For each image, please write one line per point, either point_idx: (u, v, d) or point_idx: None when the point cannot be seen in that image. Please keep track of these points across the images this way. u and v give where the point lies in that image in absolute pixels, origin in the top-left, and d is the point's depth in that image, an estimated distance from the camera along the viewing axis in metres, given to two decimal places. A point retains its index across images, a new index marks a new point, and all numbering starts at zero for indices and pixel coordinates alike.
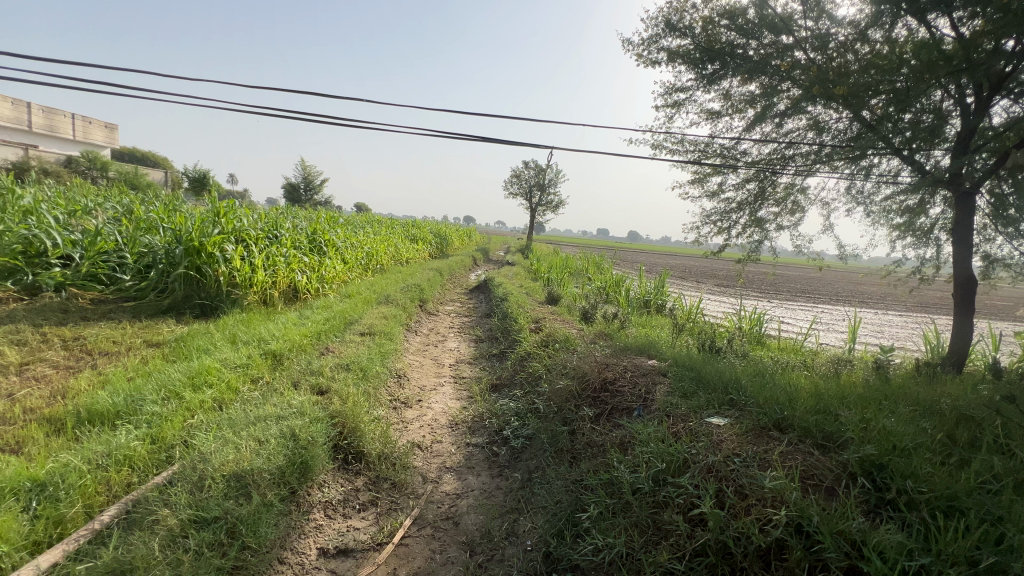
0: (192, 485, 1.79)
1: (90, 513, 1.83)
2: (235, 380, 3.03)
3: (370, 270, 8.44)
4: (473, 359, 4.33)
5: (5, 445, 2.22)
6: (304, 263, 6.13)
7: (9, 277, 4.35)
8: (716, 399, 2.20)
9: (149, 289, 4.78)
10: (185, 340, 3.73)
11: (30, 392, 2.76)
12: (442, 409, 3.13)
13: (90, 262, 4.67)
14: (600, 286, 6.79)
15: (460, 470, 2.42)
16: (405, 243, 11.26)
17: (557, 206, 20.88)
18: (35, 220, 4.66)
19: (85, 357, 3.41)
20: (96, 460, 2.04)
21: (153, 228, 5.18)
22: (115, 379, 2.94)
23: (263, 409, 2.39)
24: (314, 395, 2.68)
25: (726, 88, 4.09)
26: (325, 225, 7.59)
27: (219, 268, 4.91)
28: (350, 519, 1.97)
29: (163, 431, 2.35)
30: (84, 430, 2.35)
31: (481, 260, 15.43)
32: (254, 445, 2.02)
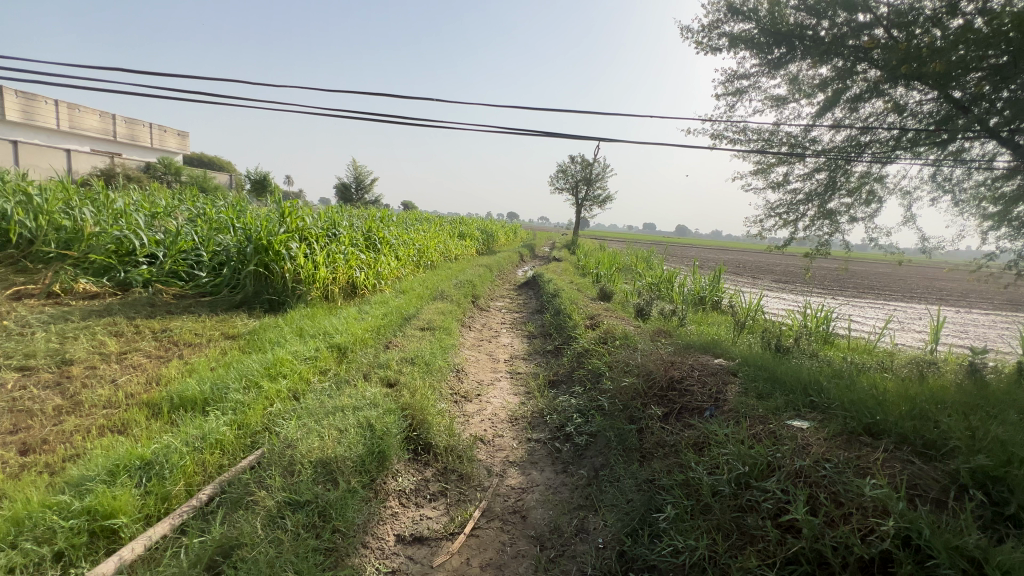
0: (283, 470, 1.91)
1: (190, 490, 1.98)
2: (306, 372, 3.19)
3: (421, 266, 8.61)
4: (527, 356, 4.32)
5: (113, 426, 2.45)
6: (362, 260, 6.33)
7: (105, 274, 4.84)
8: (795, 401, 2.10)
9: (223, 285, 5.12)
10: (257, 333, 3.96)
11: (130, 379, 3.04)
12: (501, 404, 3.16)
13: (172, 260, 5.08)
14: (653, 282, 6.61)
15: (524, 465, 2.43)
16: (455, 240, 11.44)
17: (605, 201, 20.63)
18: (126, 223, 5.12)
19: (173, 347, 3.70)
20: (193, 442, 2.22)
21: (225, 228, 5.54)
22: (201, 369, 3.17)
23: (339, 399, 2.51)
24: (384, 387, 2.78)
25: (794, 73, 3.87)
26: (380, 224, 7.84)
27: (285, 265, 5.17)
28: (422, 508, 2.03)
29: (247, 418, 2.51)
30: (177, 414, 2.56)
31: (528, 255, 15.43)
32: (335, 434, 2.13)
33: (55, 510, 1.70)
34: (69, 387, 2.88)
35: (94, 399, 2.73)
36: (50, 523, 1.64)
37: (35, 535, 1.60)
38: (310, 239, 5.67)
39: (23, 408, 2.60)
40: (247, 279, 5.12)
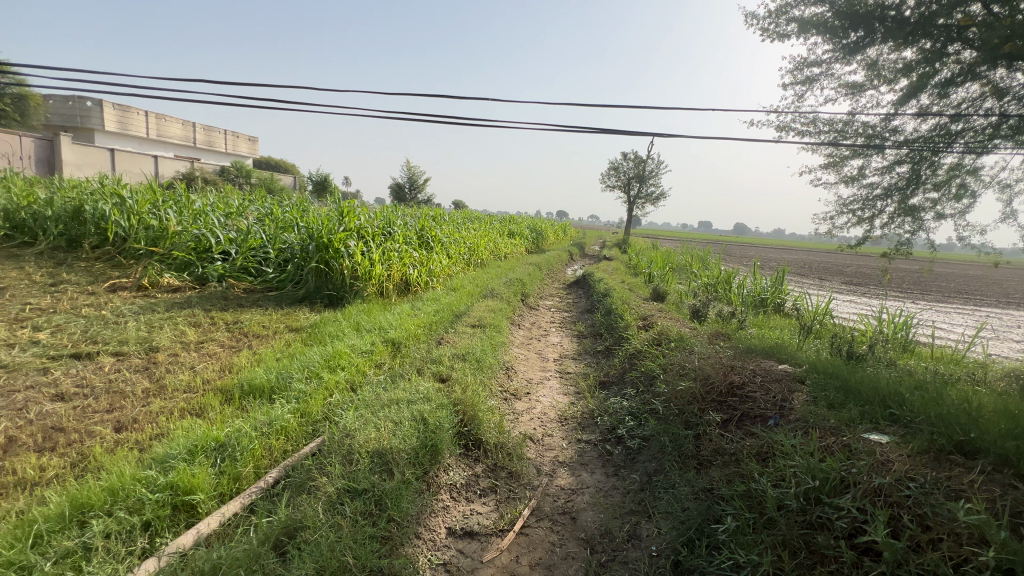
0: (342, 458, 1.99)
1: (257, 473, 2.11)
2: (363, 364, 3.32)
3: (471, 264, 8.72)
4: (577, 356, 4.27)
5: (192, 409, 2.67)
6: (416, 257, 6.49)
7: (185, 269, 5.31)
8: (872, 413, 1.94)
9: (288, 281, 5.43)
10: (318, 327, 4.16)
11: (206, 366, 3.29)
12: (551, 403, 3.13)
13: (243, 257, 5.46)
14: (710, 282, 6.33)
15: (574, 466, 2.40)
16: (504, 239, 11.53)
17: (658, 198, 20.04)
18: (204, 223, 5.58)
19: (244, 338, 3.96)
20: (261, 428, 2.36)
21: (290, 227, 5.87)
22: (268, 360, 3.37)
23: (395, 392, 2.59)
24: (437, 382, 2.84)
25: (872, 58, 3.57)
26: (433, 223, 8.03)
27: (344, 262, 5.39)
28: (472, 503, 2.05)
29: (309, 407, 2.65)
30: (247, 401, 2.74)
31: (578, 254, 15.28)
32: (391, 426, 2.20)
33: (143, 483, 1.87)
34: (155, 372, 3.16)
35: (176, 383, 2.98)
36: (140, 494, 1.81)
37: (127, 504, 1.77)
38: (367, 236, 5.88)
39: (118, 389, 2.89)
40: (309, 275, 5.40)
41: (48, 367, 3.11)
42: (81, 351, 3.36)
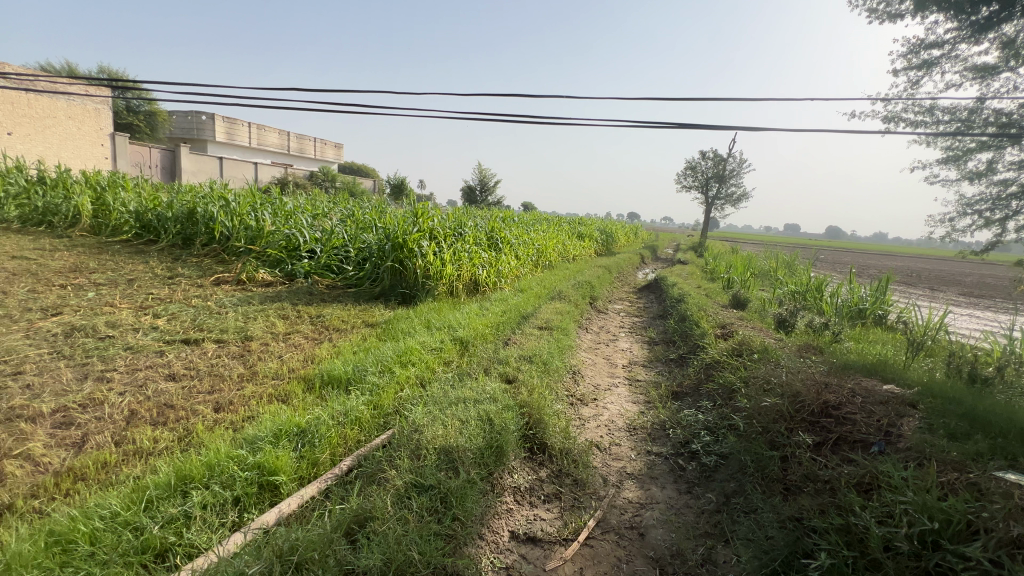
0: (410, 452, 2.04)
1: (333, 459, 2.22)
2: (432, 361, 3.40)
3: (539, 266, 8.70)
4: (647, 363, 4.08)
5: (278, 395, 2.87)
6: (485, 258, 6.56)
7: (277, 265, 5.80)
8: (1006, 449, 1.66)
9: (365, 278, 5.73)
10: (392, 324, 4.34)
11: (292, 356, 3.55)
12: (619, 411, 3.02)
13: (327, 256, 5.85)
14: (798, 289, 5.81)
15: (642, 479, 2.29)
16: (574, 241, 11.41)
17: (739, 199, 18.86)
18: (294, 223, 6.06)
19: (326, 331, 4.23)
20: (338, 418, 2.49)
21: (369, 227, 6.20)
22: (345, 353, 3.56)
23: (462, 391, 2.62)
24: (503, 383, 2.83)
25: (1010, 35, 3.07)
26: (502, 224, 8.12)
27: (417, 262, 5.55)
28: (536, 508, 2.02)
29: (381, 400, 2.75)
30: (326, 390, 2.91)
31: (649, 257, 14.75)
32: (457, 425, 2.22)
33: (235, 461, 2.03)
34: (249, 359, 3.46)
35: (265, 370, 3.23)
36: (232, 471, 1.97)
37: (221, 479, 1.93)
38: (439, 237, 6.03)
39: (218, 373, 3.19)
40: (385, 273, 5.64)
41: (163, 350, 3.51)
42: (190, 337, 3.76)
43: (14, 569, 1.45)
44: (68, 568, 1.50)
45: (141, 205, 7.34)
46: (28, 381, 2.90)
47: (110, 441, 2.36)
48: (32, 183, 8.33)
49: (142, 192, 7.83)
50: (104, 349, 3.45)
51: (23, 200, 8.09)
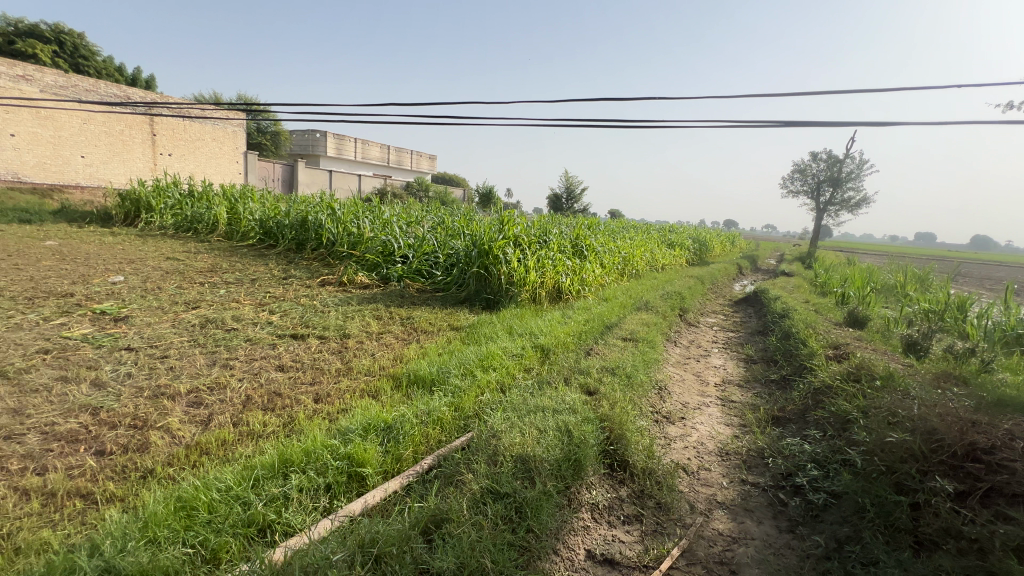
0: (488, 458, 2.05)
1: (415, 457, 2.30)
2: (513, 367, 3.42)
3: (625, 275, 8.42)
4: (743, 383, 3.74)
5: (369, 391, 3.05)
6: (568, 266, 6.40)
7: (374, 269, 6.25)
8: None
9: (453, 283, 5.94)
10: (475, 328, 4.45)
11: (383, 355, 3.77)
12: (709, 433, 2.79)
13: (418, 261, 6.18)
14: (936, 308, 4.99)
15: (735, 510, 2.08)
16: (663, 249, 10.91)
17: (859, 205, 16.82)
18: (390, 230, 6.51)
19: (414, 332, 4.44)
20: (421, 417, 2.58)
21: (457, 234, 6.45)
22: (431, 354, 3.70)
23: (541, 399, 2.58)
24: (583, 395, 2.75)
25: None
26: (587, 232, 8.00)
27: (501, 268, 5.63)
28: (615, 529, 1.91)
29: (462, 402, 2.82)
30: (411, 389, 3.04)
31: (748, 268, 13.64)
32: (535, 433, 2.19)
33: (329, 450, 2.19)
34: (346, 355, 3.73)
35: (359, 367, 3.46)
36: (325, 459, 2.11)
37: (316, 466, 2.09)
38: (523, 244, 6.09)
39: (319, 367, 3.48)
40: (471, 279, 5.80)
41: (275, 343, 3.91)
42: (298, 332, 4.16)
43: (150, 526, 1.68)
44: (190, 531, 1.70)
45: (264, 214, 8.33)
46: (171, 364, 3.39)
47: (229, 421, 2.66)
48: (185, 196, 9.83)
49: (266, 203, 8.88)
50: (229, 340, 3.93)
51: (178, 210, 9.58)
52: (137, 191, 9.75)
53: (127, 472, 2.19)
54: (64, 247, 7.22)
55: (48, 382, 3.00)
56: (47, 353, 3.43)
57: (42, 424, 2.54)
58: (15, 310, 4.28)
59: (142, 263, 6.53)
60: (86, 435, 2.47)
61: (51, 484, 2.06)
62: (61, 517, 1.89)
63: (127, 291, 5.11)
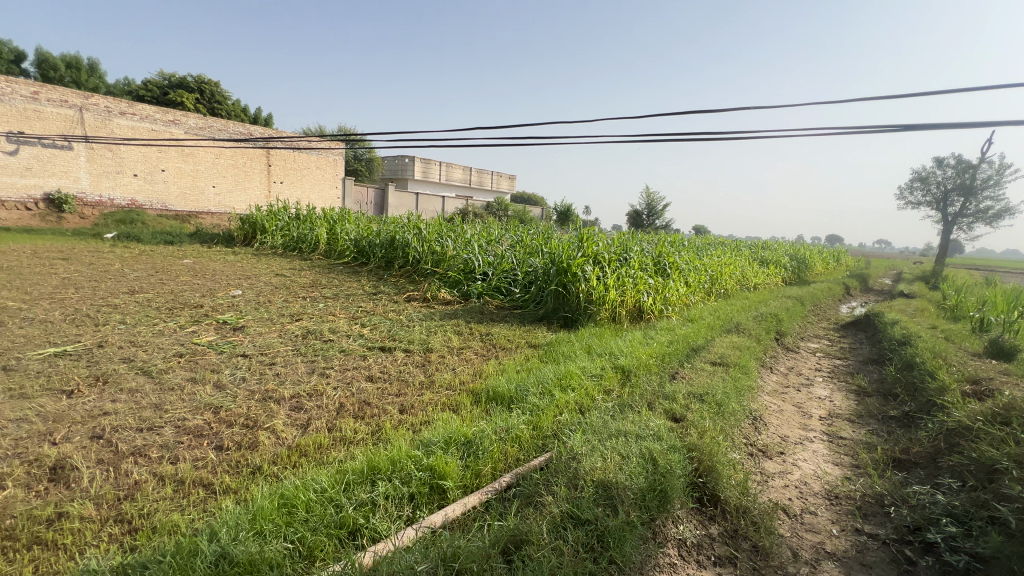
0: (568, 481, 2.00)
1: (494, 473, 2.32)
2: (592, 388, 3.33)
3: (712, 294, 7.95)
4: (855, 418, 3.32)
5: (450, 405, 3.14)
6: (651, 284, 6.15)
7: (456, 286, 6.53)
8: None
9: (531, 300, 5.98)
10: (553, 346, 4.43)
11: (464, 370, 3.86)
12: (814, 471, 2.51)
13: (497, 278, 6.34)
14: None
15: (848, 564, 1.83)
16: (755, 267, 10.17)
17: (1000, 216, 14.53)
18: (471, 249, 6.79)
19: (493, 348, 4.52)
20: (500, 434, 2.60)
21: (536, 252, 6.52)
22: (510, 371, 3.74)
23: (624, 423, 2.48)
24: (669, 421, 2.60)
25: None
26: (670, 249, 7.70)
27: (580, 286, 5.56)
28: (704, 570, 1.77)
29: (540, 421, 2.80)
30: (490, 405, 3.08)
31: (857, 288, 12.24)
32: (617, 459, 2.11)
33: (413, 460, 2.27)
34: (428, 369, 3.88)
35: (441, 381, 3.58)
36: (409, 469, 2.20)
37: (401, 475, 2.18)
38: (603, 261, 5.98)
39: (405, 379, 3.65)
40: (549, 296, 5.80)
41: (365, 355, 4.18)
42: (386, 345, 4.41)
43: (257, 520, 1.84)
44: (291, 527, 1.84)
45: (358, 234, 9.04)
46: (277, 371, 3.75)
47: (325, 426, 2.87)
48: (292, 218, 10.97)
49: (360, 224, 9.64)
50: (326, 350, 4.27)
51: (286, 231, 10.70)
52: (254, 215, 11.06)
53: (239, 467, 2.44)
54: (197, 264, 8.37)
55: (181, 382, 3.45)
56: (181, 356, 3.96)
57: (176, 418, 2.92)
58: (159, 318, 5.02)
59: (256, 279, 7.36)
60: (208, 431, 2.80)
61: (181, 473, 2.35)
62: (187, 503, 2.14)
63: (244, 303, 5.77)
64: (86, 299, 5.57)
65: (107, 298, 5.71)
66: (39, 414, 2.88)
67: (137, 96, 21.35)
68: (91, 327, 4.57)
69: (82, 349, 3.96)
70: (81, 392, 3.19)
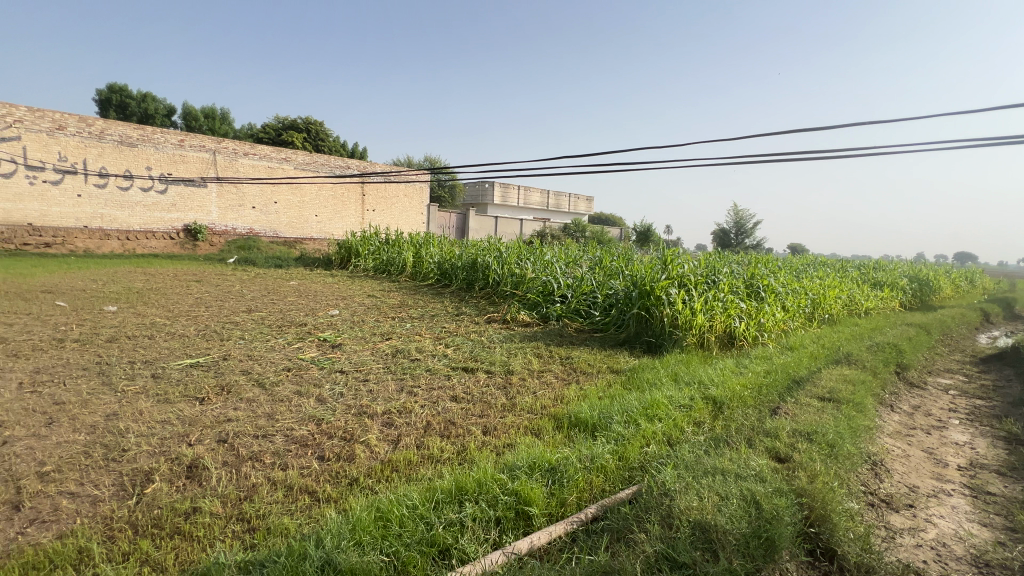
0: (661, 519, 1.92)
1: (579, 503, 2.28)
2: (681, 420, 3.16)
3: (815, 320, 7.25)
4: (1007, 471, 2.82)
5: (533, 429, 3.15)
6: (743, 308, 5.74)
7: (535, 307, 6.61)
8: None
9: (612, 324, 5.87)
10: (636, 372, 4.28)
11: (545, 394, 3.86)
12: (955, 532, 2.15)
13: (576, 300, 6.33)
14: None
15: None
16: (866, 290, 9.13)
17: None
18: (551, 272, 6.89)
19: (574, 373, 4.47)
20: (585, 462, 2.55)
21: (617, 275, 6.43)
22: (592, 397, 3.67)
23: (720, 460, 2.33)
24: (772, 461, 2.40)
25: None
26: (764, 271, 7.20)
27: (663, 310, 5.35)
28: None
29: (626, 451, 2.71)
30: (573, 432, 3.03)
31: (1000, 315, 10.49)
32: (715, 499, 1.97)
33: (498, 483, 2.31)
34: (510, 391, 3.92)
35: (522, 404, 3.60)
36: (495, 492, 2.23)
37: (487, 498, 2.21)
38: (689, 284, 5.73)
39: (487, 401, 3.73)
40: (631, 320, 5.65)
41: (450, 375, 4.33)
42: (469, 366, 4.54)
43: (357, 530, 1.96)
44: (386, 541, 1.93)
45: (442, 257, 9.51)
46: (370, 388, 4.00)
47: (414, 444, 3.00)
48: (383, 243, 11.79)
49: (443, 247, 10.12)
50: (414, 369, 4.49)
51: (377, 254, 11.51)
52: (350, 241, 12.05)
53: (339, 477, 2.62)
54: (302, 286, 9.27)
55: (290, 394, 3.81)
56: (289, 370, 4.38)
57: (285, 428, 3.21)
58: (271, 334, 5.60)
59: (351, 299, 7.98)
60: (312, 441, 3.05)
61: (290, 479, 2.58)
62: (295, 508, 2.34)
63: (341, 322, 6.26)
64: (213, 317, 6.38)
65: (230, 315, 6.50)
66: (179, 417, 3.32)
67: (258, 138, 24.44)
68: (218, 341, 5.22)
69: (211, 361, 4.53)
70: (210, 400, 3.64)
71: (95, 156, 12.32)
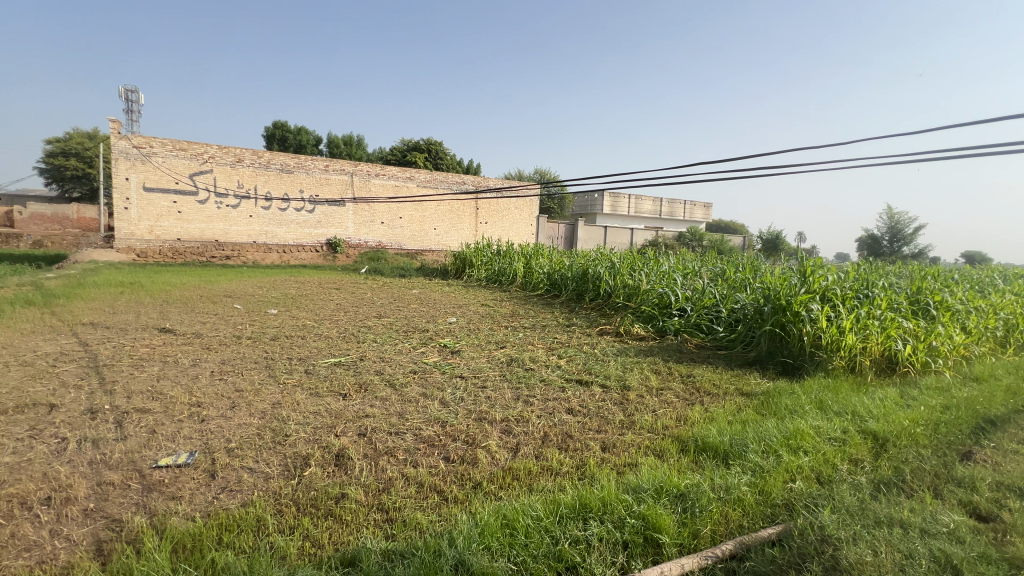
0: (824, 571, 1.69)
1: (714, 537, 2.09)
2: (834, 455, 2.75)
3: (1008, 345, 5.89)
4: None
5: (656, 450, 2.98)
6: (908, 328, 4.85)
7: (650, 321, 6.33)
8: None
9: (738, 340, 5.39)
10: (771, 396, 3.86)
11: (666, 413, 3.65)
12: None
13: (697, 314, 5.94)
14: None
15: None
16: None
17: None
18: (668, 284, 6.56)
19: (696, 392, 4.17)
20: (720, 493, 2.34)
21: (744, 288, 5.92)
22: (720, 421, 3.38)
23: (895, 509, 1.97)
24: (967, 518, 1.97)
25: None
26: (934, 284, 6.06)
27: (803, 328, 4.76)
28: None
29: (767, 485, 2.43)
30: (701, 457, 2.81)
31: None
32: (894, 557, 1.68)
33: (624, 505, 2.22)
34: (628, 407, 3.78)
35: (642, 423, 3.44)
36: (621, 513, 2.15)
37: (612, 519, 2.14)
38: (834, 299, 5.03)
39: (604, 416, 3.63)
40: (762, 338, 5.12)
41: (564, 386, 4.31)
42: (582, 378, 4.48)
43: (487, 535, 2.02)
44: (513, 549, 1.97)
45: (552, 268, 9.61)
46: (488, 394, 4.14)
47: (532, 454, 3.03)
48: (494, 254, 12.27)
49: (553, 258, 10.22)
50: (528, 378, 4.56)
51: (489, 265, 12.01)
52: (465, 252, 12.74)
53: (464, 480, 2.74)
54: (423, 294, 10.01)
55: (417, 395, 4.10)
56: (415, 373, 4.72)
57: (414, 427, 3.46)
58: (398, 339, 6.12)
59: (466, 308, 8.40)
60: (438, 442, 3.23)
61: (421, 477, 2.76)
62: (427, 504, 2.49)
63: (458, 330, 6.61)
64: (351, 321, 7.16)
65: (364, 320, 7.25)
66: (327, 410, 3.76)
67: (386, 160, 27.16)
68: (355, 343, 5.84)
69: (350, 361, 5.08)
70: (351, 396, 4.06)
71: (263, 182, 14.67)
